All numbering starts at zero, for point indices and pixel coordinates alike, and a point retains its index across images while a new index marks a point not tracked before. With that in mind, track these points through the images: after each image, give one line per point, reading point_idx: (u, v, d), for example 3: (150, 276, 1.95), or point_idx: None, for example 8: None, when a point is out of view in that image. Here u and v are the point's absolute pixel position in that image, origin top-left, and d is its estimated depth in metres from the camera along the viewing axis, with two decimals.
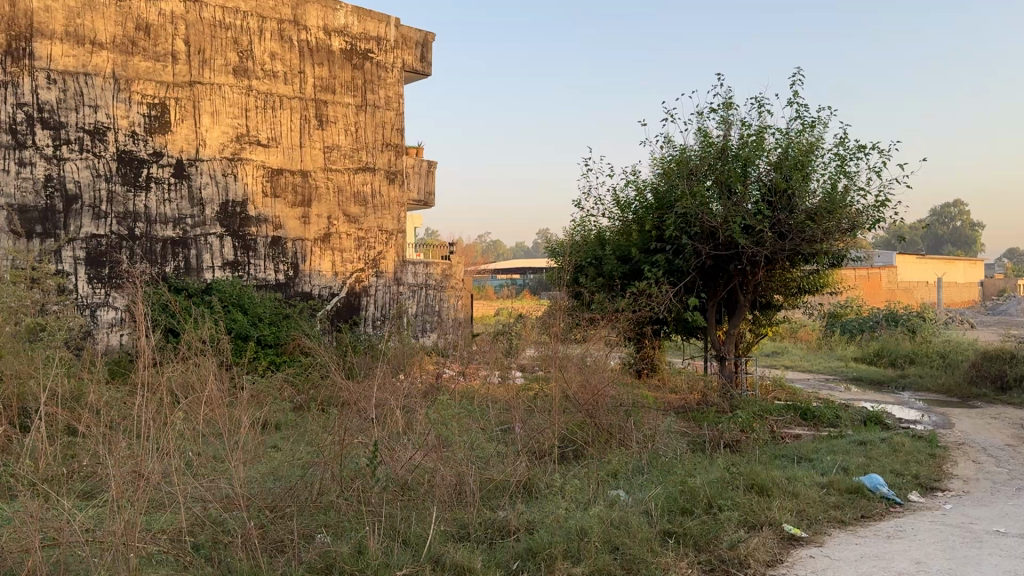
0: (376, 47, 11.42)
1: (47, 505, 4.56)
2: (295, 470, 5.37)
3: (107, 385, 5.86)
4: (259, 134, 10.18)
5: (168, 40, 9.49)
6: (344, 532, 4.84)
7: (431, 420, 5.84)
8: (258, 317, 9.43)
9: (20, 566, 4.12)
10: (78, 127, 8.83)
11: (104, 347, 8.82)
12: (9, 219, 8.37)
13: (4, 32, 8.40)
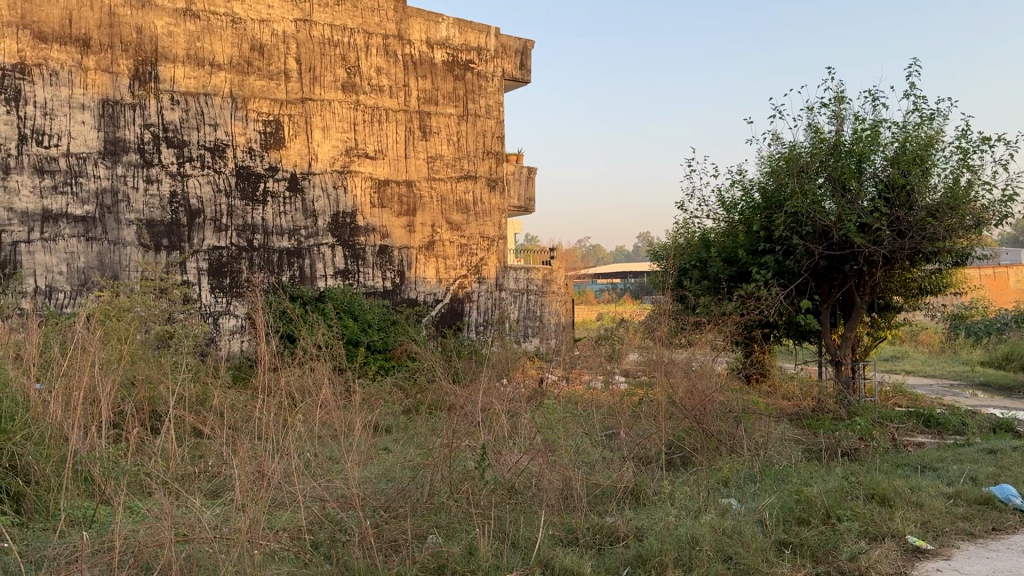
0: (477, 57, 11.59)
1: (178, 503, 4.80)
2: (408, 472, 5.50)
3: (232, 389, 6.16)
4: (366, 146, 10.50)
5: (280, 59, 9.92)
6: (456, 534, 4.88)
7: (538, 424, 5.90)
8: (367, 323, 9.71)
9: (154, 561, 4.32)
10: (199, 145, 9.33)
11: (227, 352, 9.27)
12: (139, 234, 8.92)
13: (132, 58, 8.99)
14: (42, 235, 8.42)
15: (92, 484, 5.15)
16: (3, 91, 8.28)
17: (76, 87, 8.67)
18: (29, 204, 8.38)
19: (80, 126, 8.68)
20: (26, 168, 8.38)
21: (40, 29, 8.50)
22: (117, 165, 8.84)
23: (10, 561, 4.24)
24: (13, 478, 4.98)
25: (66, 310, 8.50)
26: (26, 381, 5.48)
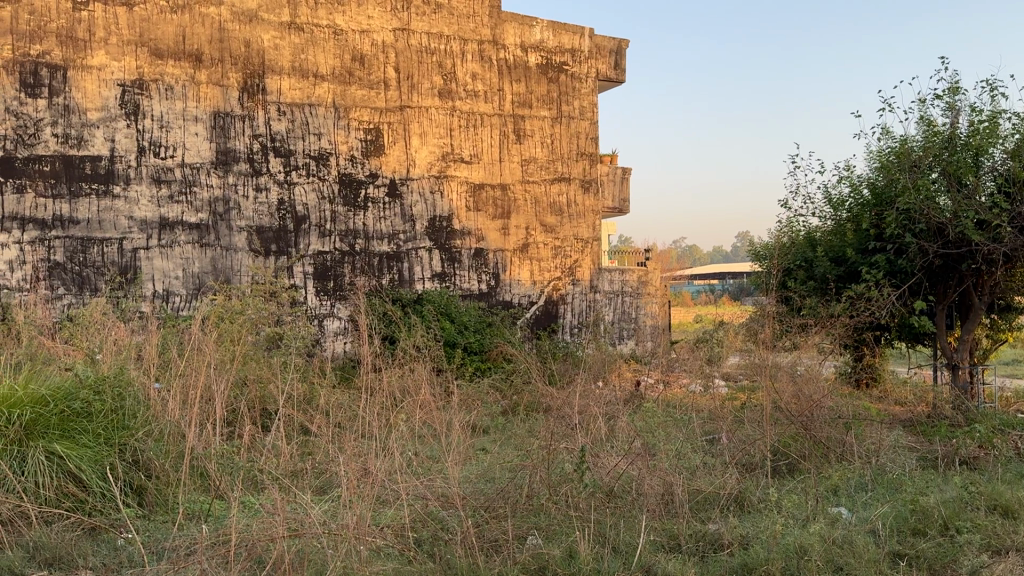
0: (571, 59, 11.57)
1: (288, 499, 4.95)
2: (507, 473, 5.55)
3: (339, 390, 6.36)
4: (462, 151, 10.66)
5: (380, 68, 10.17)
6: (556, 536, 4.86)
7: (636, 427, 5.96)
8: (464, 325, 9.84)
9: (267, 553, 4.46)
10: (305, 154, 9.66)
11: (332, 353, 9.57)
12: (249, 240, 9.32)
13: (241, 71, 9.40)
14: (160, 241, 8.90)
15: (208, 479, 5.30)
16: (124, 106, 8.81)
17: (190, 100, 9.12)
18: (148, 213, 8.86)
19: (193, 137, 9.12)
20: (145, 178, 8.88)
21: (157, 46, 9.00)
22: (228, 174, 9.26)
23: (134, 550, 4.39)
24: (135, 473, 5.12)
25: (182, 313, 8.96)
26: (147, 380, 5.72)
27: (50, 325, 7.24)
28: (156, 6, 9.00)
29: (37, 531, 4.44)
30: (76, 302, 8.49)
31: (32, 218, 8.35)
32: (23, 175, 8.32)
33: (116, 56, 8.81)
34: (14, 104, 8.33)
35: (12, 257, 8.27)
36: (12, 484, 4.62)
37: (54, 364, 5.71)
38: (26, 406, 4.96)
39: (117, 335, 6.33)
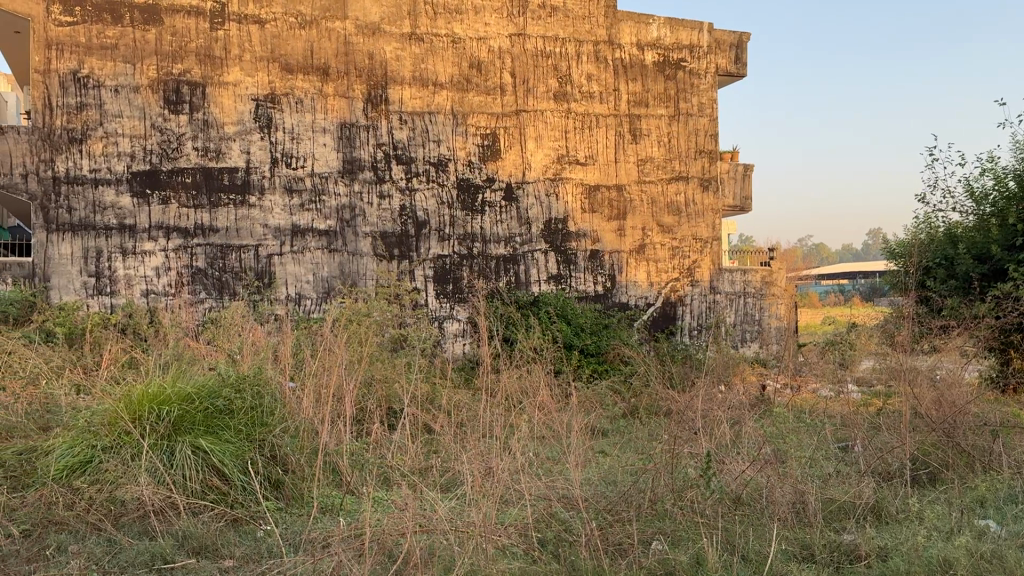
0: (689, 55, 11.35)
1: (416, 497, 5.06)
2: (628, 476, 5.54)
3: (464, 393, 6.50)
4: (577, 153, 10.67)
5: (497, 74, 10.33)
6: (681, 541, 4.75)
7: (760, 434, 5.91)
8: (580, 327, 9.85)
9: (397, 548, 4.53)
10: (425, 160, 9.93)
11: (452, 354, 9.78)
12: (374, 245, 9.66)
13: (365, 82, 9.75)
14: (292, 247, 9.34)
15: (339, 476, 5.51)
16: (258, 119, 9.30)
17: (318, 112, 9.54)
18: (281, 220, 9.31)
19: (322, 148, 9.54)
20: (278, 188, 9.34)
21: (287, 61, 9.45)
22: (354, 182, 9.62)
23: (273, 544, 4.56)
24: (273, 468, 5.34)
25: (313, 315, 9.38)
26: (282, 380, 6.02)
27: (195, 326, 7.71)
28: (285, 23, 9.45)
29: (185, 521, 4.67)
30: (216, 305, 9.02)
31: (176, 226, 8.92)
32: (167, 187, 8.92)
33: (250, 72, 9.30)
34: (159, 120, 8.95)
35: (158, 263, 8.86)
36: (163, 476, 4.91)
37: (202, 364, 6.08)
38: (175, 404, 5.27)
39: (254, 338, 6.68)
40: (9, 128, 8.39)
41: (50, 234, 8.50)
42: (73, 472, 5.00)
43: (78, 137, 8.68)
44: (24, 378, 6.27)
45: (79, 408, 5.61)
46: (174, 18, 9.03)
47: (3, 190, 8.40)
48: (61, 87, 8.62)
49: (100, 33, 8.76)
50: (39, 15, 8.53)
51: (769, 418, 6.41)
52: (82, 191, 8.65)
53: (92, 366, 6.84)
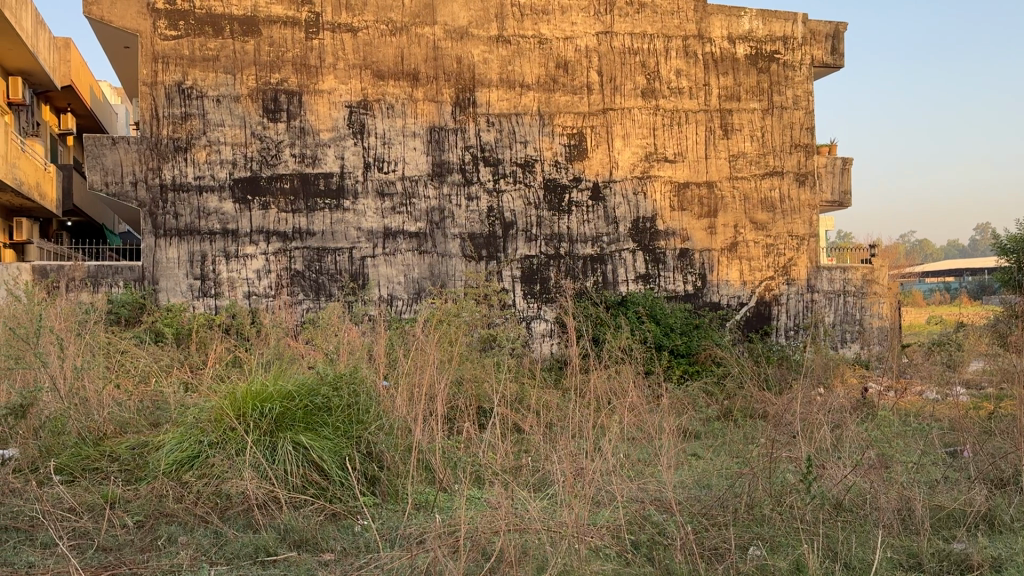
0: (783, 47, 11.04)
1: (509, 495, 5.07)
2: (724, 481, 5.43)
3: (556, 394, 6.50)
4: (666, 150, 10.52)
5: (584, 73, 10.29)
6: (780, 547, 4.58)
7: (862, 440, 5.69)
8: (670, 327, 9.73)
9: (489, 546, 4.53)
10: (512, 162, 9.99)
11: (540, 354, 9.81)
12: (462, 246, 9.79)
13: (453, 86, 9.88)
14: (384, 250, 9.56)
15: (432, 473, 5.59)
16: (351, 125, 9.56)
17: (408, 116, 9.73)
18: (373, 223, 9.55)
19: (412, 152, 9.73)
20: (370, 191, 9.57)
21: (378, 68, 9.68)
22: (443, 185, 9.78)
23: (370, 538, 4.66)
24: (369, 464, 5.47)
25: (405, 315, 9.57)
26: (376, 379, 6.18)
27: (295, 326, 7.98)
28: (377, 31, 9.68)
29: (286, 514, 4.83)
30: (314, 306, 9.32)
31: (275, 230, 9.26)
32: (267, 193, 9.27)
33: (343, 79, 9.57)
34: (258, 128, 9.30)
35: (258, 266, 9.21)
36: (267, 470, 5.10)
37: (301, 363, 6.29)
38: (276, 401, 5.49)
39: (350, 338, 6.86)
40: (120, 139, 8.89)
41: (158, 239, 8.97)
42: (181, 466, 5.24)
43: (183, 146, 9.11)
44: (137, 376, 6.61)
45: (187, 405, 5.87)
46: (271, 29, 9.38)
47: (116, 198, 8.91)
48: (168, 99, 9.07)
49: (202, 46, 9.18)
50: (148, 31, 9.01)
51: (874, 422, 6.16)
52: (187, 198, 9.09)
53: (198, 365, 7.16)
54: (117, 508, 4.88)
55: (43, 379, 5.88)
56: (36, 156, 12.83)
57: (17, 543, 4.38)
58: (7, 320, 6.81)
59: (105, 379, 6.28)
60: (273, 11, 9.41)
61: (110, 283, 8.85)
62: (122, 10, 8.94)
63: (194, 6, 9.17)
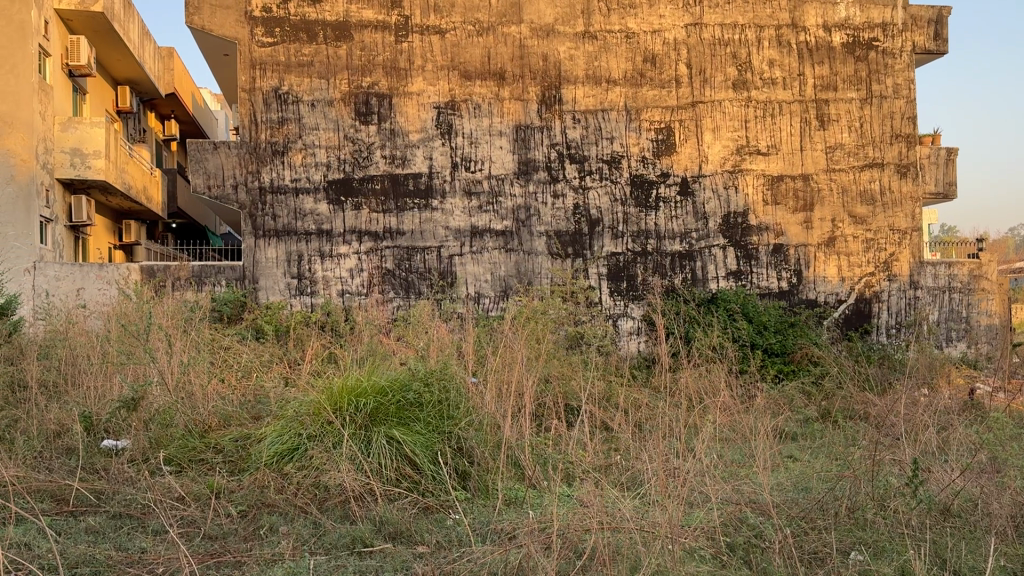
0: (882, 34, 10.62)
1: (602, 493, 5.02)
2: (824, 484, 5.25)
3: (648, 392, 6.42)
4: (758, 143, 10.25)
5: (672, 66, 10.16)
6: (884, 552, 4.38)
7: (972, 444, 5.41)
8: (763, 325, 9.48)
9: (580, 544, 4.47)
10: (598, 158, 9.94)
11: (627, 352, 9.72)
12: (549, 244, 9.80)
13: (540, 84, 9.91)
14: (471, 248, 9.67)
15: (522, 470, 5.61)
16: (439, 126, 9.70)
17: (495, 116, 9.81)
18: (461, 222, 9.67)
19: (499, 150, 9.81)
20: (458, 191, 9.70)
21: (465, 69, 9.80)
22: (529, 183, 9.81)
23: (463, 532, 4.70)
24: (460, 459, 5.55)
25: (491, 313, 9.65)
26: (465, 375, 6.27)
27: (386, 324, 8.15)
28: (465, 31, 9.81)
29: (381, 507, 4.93)
30: (404, 304, 9.51)
31: (367, 230, 9.49)
32: (359, 194, 9.51)
33: (431, 81, 9.73)
34: (351, 131, 9.55)
35: (351, 265, 9.46)
36: (362, 463, 5.23)
37: (394, 359, 6.42)
38: (370, 396, 5.65)
39: (441, 334, 6.97)
40: (221, 144, 9.28)
41: (257, 240, 9.33)
42: (282, 458, 5.42)
43: (280, 150, 9.44)
44: (239, 371, 6.90)
45: (287, 399, 6.09)
46: (362, 33, 9.62)
47: (217, 200, 9.29)
48: (265, 104, 9.42)
49: (297, 52, 9.50)
50: (246, 38, 9.39)
51: (986, 425, 5.84)
52: (285, 200, 9.40)
53: (297, 361, 7.41)
54: (222, 497, 5.06)
55: (153, 373, 6.18)
56: (143, 161, 13.54)
57: (130, 529, 4.58)
58: (118, 318, 7.20)
59: (211, 374, 6.59)
60: (364, 16, 9.66)
61: (213, 282, 9.25)
62: (222, 19, 9.34)
63: (289, 13, 9.50)
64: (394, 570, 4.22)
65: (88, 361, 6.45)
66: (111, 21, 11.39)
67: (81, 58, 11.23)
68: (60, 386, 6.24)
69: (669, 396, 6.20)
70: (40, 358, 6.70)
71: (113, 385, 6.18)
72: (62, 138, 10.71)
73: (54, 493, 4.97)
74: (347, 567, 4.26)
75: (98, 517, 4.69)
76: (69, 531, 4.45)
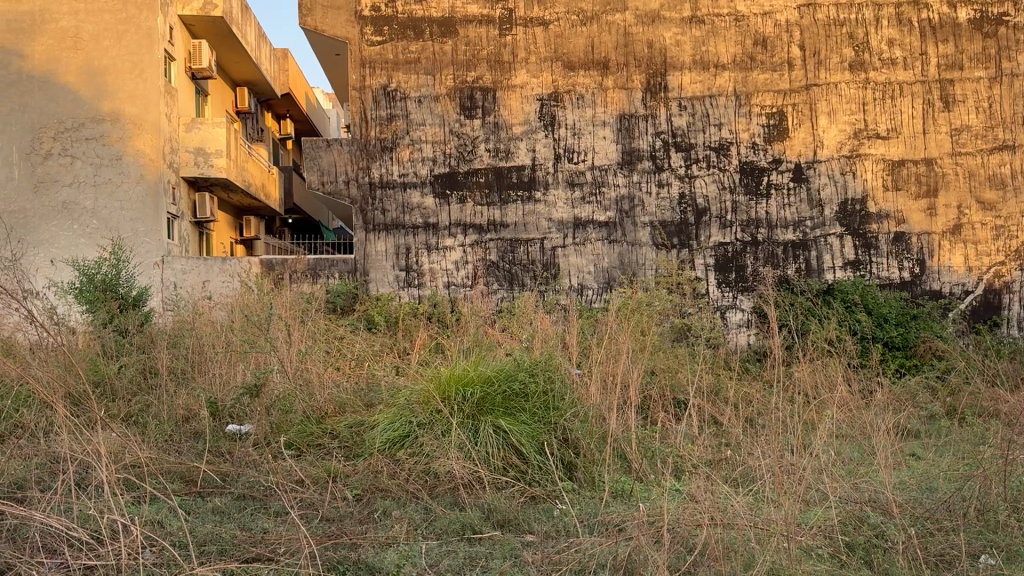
0: (1013, 8, 9.93)
1: (712, 486, 4.92)
2: (952, 484, 4.99)
3: (762, 386, 6.26)
4: (878, 126, 9.78)
5: (784, 49, 9.84)
6: (1019, 558, 4.12)
7: None
8: (883, 318, 8.96)
9: (691, 538, 4.38)
10: (706, 146, 9.74)
11: (735, 345, 9.50)
12: (653, 234, 9.69)
13: (645, 72, 9.80)
14: (574, 239, 9.65)
15: (629, 462, 5.57)
16: (542, 118, 9.74)
17: (599, 106, 9.76)
18: (564, 214, 9.67)
19: (602, 141, 9.75)
20: (561, 182, 9.71)
21: (569, 59, 9.80)
22: (633, 173, 9.72)
23: (571, 523, 4.69)
24: (566, 450, 5.55)
25: (594, 305, 9.61)
26: (570, 366, 6.30)
27: (491, 315, 8.24)
28: (568, 21, 9.81)
29: (490, 495, 4.98)
30: (507, 296, 9.61)
31: (472, 223, 9.64)
32: (464, 187, 9.67)
33: (535, 73, 9.78)
34: (456, 125, 9.71)
35: (456, 258, 9.63)
36: (471, 451, 5.32)
37: (499, 350, 6.51)
38: (477, 386, 5.75)
39: (546, 326, 7.03)
40: (333, 141, 9.63)
41: (368, 234, 9.64)
42: (394, 444, 5.59)
43: (389, 146, 9.70)
44: (353, 360, 7.16)
45: (398, 387, 6.27)
46: (468, 28, 9.78)
47: (330, 196, 9.64)
48: (374, 102, 9.70)
49: (405, 49, 9.75)
50: (356, 37, 9.73)
51: None
52: (393, 194, 9.66)
53: (406, 351, 7.62)
54: (338, 481, 5.24)
55: (273, 361, 6.50)
56: (260, 160, 14.20)
57: (253, 510, 4.80)
58: (241, 309, 7.61)
59: (326, 362, 6.88)
60: (469, 11, 9.80)
61: (327, 274, 9.62)
62: (334, 20, 9.73)
63: (397, 11, 9.79)
64: (504, 558, 4.26)
65: (213, 350, 6.80)
66: (229, 25, 11.99)
67: (203, 61, 11.87)
68: (188, 372, 6.59)
69: (783, 390, 6.05)
70: (170, 346, 7.09)
71: (236, 371, 6.53)
72: (188, 139, 11.38)
73: (183, 474, 5.27)
74: (458, 552, 4.33)
75: (224, 498, 4.95)
76: (198, 511, 4.70)
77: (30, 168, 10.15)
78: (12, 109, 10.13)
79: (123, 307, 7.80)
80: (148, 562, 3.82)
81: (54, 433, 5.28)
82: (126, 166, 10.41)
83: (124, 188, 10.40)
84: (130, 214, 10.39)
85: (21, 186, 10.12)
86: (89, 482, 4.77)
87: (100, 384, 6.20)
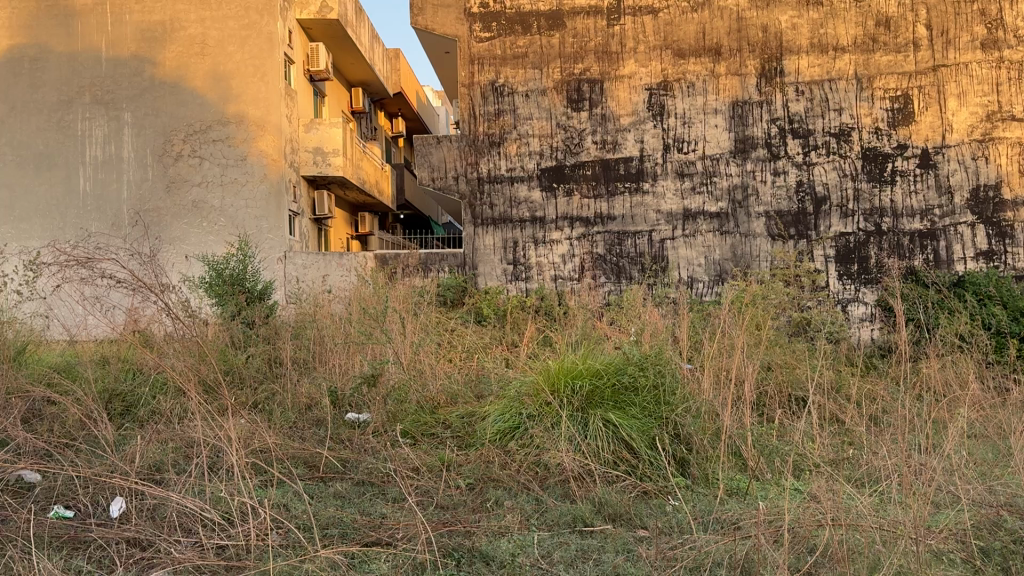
0: None
1: (835, 484, 4.75)
2: None
3: (889, 384, 6.02)
4: (1013, 107, 9.16)
5: (909, 28, 9.33)
6: None
7: None
8: (1019, 311, 8.22)
9: (813, 537, 4.23)
10: (825, 132, 9.37)
11: (857, 339, 9.17)
12: (769, 224, 9.42)
13: (759, 57, 9.52)
14: (684, 232, 9.52)
15: (744, 459, 5.45)
16: (651, 108, 9.63)
17: (710, 93, 9.56)
18: (674, 205, 9.54)
19: (713, 130, 9.56)
20: (670, 173, 9.57)
21: (679, 47, 9.64)
22: (747, 162, 9.47)
23: (684, 519, 4.61)
24: (678, 445, 5.48)
25: (705, 298, 9.46)
26: (681, 361, 6.24)
27: (598, 307, 8.22)
28: (679, 9, 9.66)
29: (602, 488, 4.97)
30: (616, 289, 9.59)
31: (579, 216, 9.63)
32: (571, 180, 9.68)
33: (644, 63, 9.67)
34: (563, 118, 9.72)
35: (564, 251, 9.66)
36: (582, 444, 5.33)
37: (608, 344, 6.50)
38: (587, 379, 5.75)
39: (655, 320, 6.97)
40: (443, 137, 9.81)
41: (477, 228, 9.80)
42: (506, 436, 5.69)
43: (496, 141, 9.81)
44: (465, 352, 7.34)
45: (509, 380, 6.38)
46: (575, 20, 9.76)
47: (440, 191, 9.85)
48: (483, 97, 9.83)
49: (513, 44, 9.83)
50: (466, 34, 9.89)
51: None
52: (502, 189, 9.77)
53: (516, 344, 7.75)
54: (453, 470, 5.36)
55: (389, 353, 6.74)
56: (373, 158, 14.65)
57: (373, 496, 4.97)
58: (359, 303, 7.91)
59: (441, 355, 7.07)
60: (577, 4, 9.79)
61: (438, 268, 9.84)
62: (444, 18, 9.95)
63: (506, 7, 9.88)
64: (617, 551, 4.24)
65: (333, 342, 7.10)
66: (345, 27, 12.40)
67: (320, 63, 12.32)
68: (310, 363, 6.90)
69: (911, 388, 5.80)
70: (293, 338, 7.44)
71: (354, 362, 6.78)
72: (307, 139, 11.86)
73: (307, 460, 5.50)
74: (570, 544, 4.34)
75: (345, 483, 5.14)
76: (321, 495, 4.91)
77: (164, 169, 10.87)
78: (147, 114, 10.88)
79: (250, 300, 8.22)
80: (275, 542, 4.01)
81: (189, 418, 5.60)
82: (249, 165, 10.93)
83: (248, 187, 10.90)
84: (254, 211, 10.90)
85: (155, 186, 10.85)
86: (219, 465, 5.03)
87: (230, 372, 6.56)
